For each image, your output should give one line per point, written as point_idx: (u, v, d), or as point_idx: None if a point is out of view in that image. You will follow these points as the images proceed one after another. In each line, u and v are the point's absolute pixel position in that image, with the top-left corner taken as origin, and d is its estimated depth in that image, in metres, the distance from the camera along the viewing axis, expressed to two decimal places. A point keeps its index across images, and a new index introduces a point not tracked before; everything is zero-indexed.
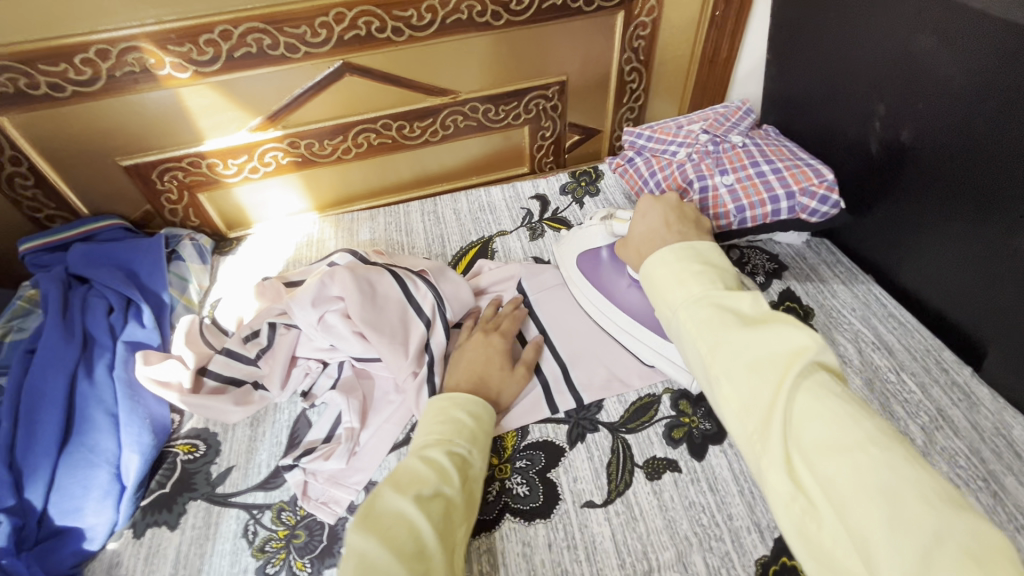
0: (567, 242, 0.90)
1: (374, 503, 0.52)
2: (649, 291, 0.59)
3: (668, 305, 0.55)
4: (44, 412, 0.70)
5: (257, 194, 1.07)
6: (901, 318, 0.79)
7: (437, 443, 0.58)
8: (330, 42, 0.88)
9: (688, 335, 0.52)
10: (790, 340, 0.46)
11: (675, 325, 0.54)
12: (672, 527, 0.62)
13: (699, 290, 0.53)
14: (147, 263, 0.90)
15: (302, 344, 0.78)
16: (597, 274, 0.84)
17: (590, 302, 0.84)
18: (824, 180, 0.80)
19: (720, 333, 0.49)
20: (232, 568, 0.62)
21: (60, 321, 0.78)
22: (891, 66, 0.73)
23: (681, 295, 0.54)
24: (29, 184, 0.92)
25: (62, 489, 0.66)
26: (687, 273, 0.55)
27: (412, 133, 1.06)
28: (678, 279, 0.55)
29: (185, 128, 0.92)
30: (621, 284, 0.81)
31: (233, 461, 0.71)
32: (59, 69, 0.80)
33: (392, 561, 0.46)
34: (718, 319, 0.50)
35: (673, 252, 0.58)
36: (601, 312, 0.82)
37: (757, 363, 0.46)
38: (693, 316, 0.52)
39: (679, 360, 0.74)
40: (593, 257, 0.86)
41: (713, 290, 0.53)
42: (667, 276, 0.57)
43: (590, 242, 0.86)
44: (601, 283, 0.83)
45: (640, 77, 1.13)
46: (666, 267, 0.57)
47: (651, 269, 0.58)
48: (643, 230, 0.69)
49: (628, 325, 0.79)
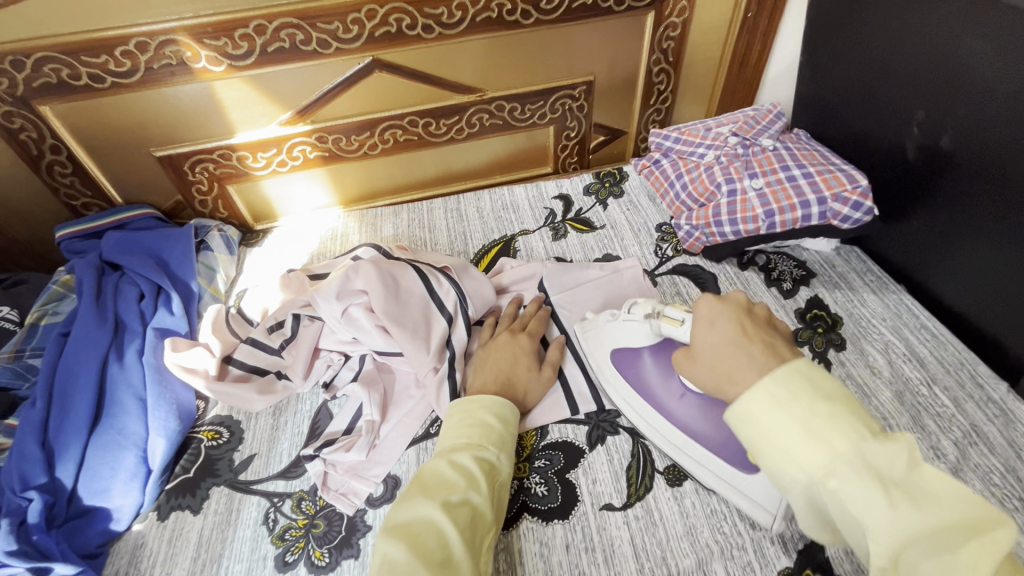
0: (597, 331, 0.77)
1: (404, 509, 0.52)
2: (749, 433, 0.46)
3: (804, 470, 0.42)
4: (76, 394, 0.72)
5: (284, 188, 1.08)
6: (934, 330, 0.77)
7: (465, 448, 0.58)
8: (361, 38, 0.89)
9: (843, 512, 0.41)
10: (979, 530, 0.37)
11: (814, 490, 0.42)
12: (693, 535, 0.61)
13: (847, 447, 0.41)
14: (177, 253, 0.92)
15: (325, 337, 0.79)
16: (640, 376, 0.71)
17: (630, 406, 0.70)
18: (858, 186, 0.78)
19: (894, 522, 0.38)
20: (253, 555, 0.62)
21: (93, 306, 0.80)
22: (933, 70, 0.71)
23: (823, 456, 0.42)
24: (67, 172, 0.94)
25: (91, 470, 0.67)
26: (817, 421, 0.43)
27: (438, 130, 1.07)
28: (808, 431, 0.43)
29: (217, 120, 0.94)
30: (674, 389, 0.68)
31: (255, 449, 0.72)
32: (99, 60, 0.82)
33: (419, 568, 0.46)
34: (883, 497, 0.39)
35: (782, 385, 0.46)
36: (649, 424, 0.68)
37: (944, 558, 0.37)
38: (846, 491, 0.40)
39: (755, 494, 0.60)
40: (632, 355, 0.73)
41: (863, 444, 0.41)
42: (790, 423, 0.44)
43: (630, 337, 0.72)
44: (648, 391, 0.69)
45: (668, 79, 1.12)
46: (787, 409, 0.44)
47: (761, 407, 0.46)
48: (715, 342, 0.55)
49: (685, 445, 0.65)
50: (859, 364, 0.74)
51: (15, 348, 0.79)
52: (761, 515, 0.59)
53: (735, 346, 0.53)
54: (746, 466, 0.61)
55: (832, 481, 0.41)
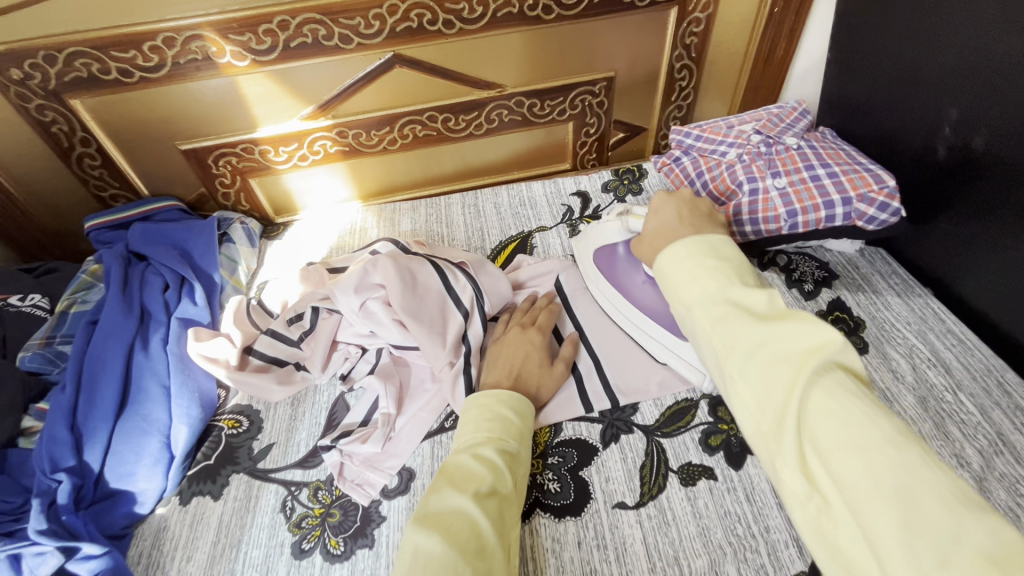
0: (584, 234, 0.90)
1: (433, 501, 0.53)
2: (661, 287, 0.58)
3: (684, 304, 0.54)
4: (103, 379, 0.74)
5: (304, 182, 1.10)
6: (961, 335, 0.75)
7: (488, 441, 0.59)
8: (382, 33, 0.89)
9: (706, 334, 0.51)
10: (808, 337, 0.45)
11: (691, 323, 0.53)
12: (706, 535, 0.60)
13: (715, 287, 0.52)
14: (200, 244, 0.94)
15: (343, 330, 0.79)
16: (612, 267, 0.84)
17: (600, 291, 0.84)
18: (885, 187, 0.76)
19: (737, 331, 0.48)
20: (270, 541, 0.64)
21: (120, 295, 0.83)
22: (969, 67, 0.69)
23: (697, 291, 0.53)
24: (96, 164, 0.97)
25: (117, 454, 0.70)
26: (701, 270, 0.54)
27: (457, 126, 1.07)
28: (691, 275, 0.54)
29: (240, 115, 0.95)
30: (636, 278, 0.80)
31: (274, 439, 0.74)
32: (128, 55, 0.84)
33: (458, 558, 0.46)
34: (733, 315, 0.49)
35: (685, 245, 0.57)
36: (614, 304, 0.82)
37: (769, 356, 0.45)
38: (707, 316, 0.51)
39: (688, 357, 0.73)
40: (609, 251, 0.85)
41: (729, 287, 0.51)
42: (683, 272, 0.55)
43: (608, 236, 0.85)
44: (616, 279, 0.82)
45: (690, 75, 1.11)
46: (682, 262, 0.56)
47: (666, 264, 0.57)
48: (655, 226, 0.67)
49: (639, 321, 0.79)
50: (881, 368, 0.72)
51: (46, 335, 0.82)
52: (689, 371, 0.73)
53: (669, 229, 0.64)
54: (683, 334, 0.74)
55: (700, 310, 0.52)
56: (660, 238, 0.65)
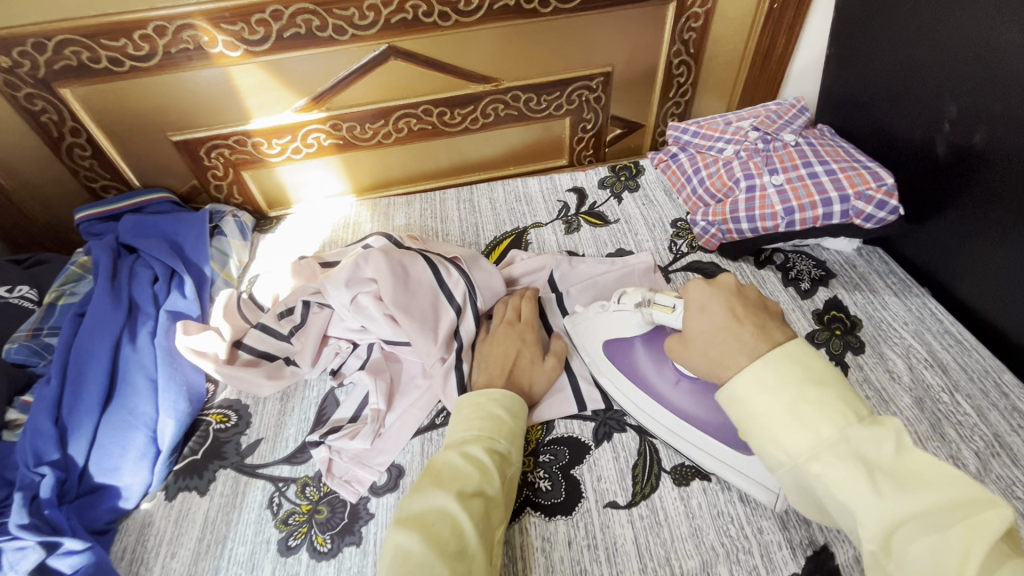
0: (587, 323, 0.76)
1: (416, 499, 0.52)
2: (740, 416, 0.49)
3: (788, 453, 0.45)
4: (89, 372, 0.73)
5: (298, 175, 1.08)
6: (958, 335, 0.74)
7: (477, 439, 0.58)
8: (376, 24, 0.88)
9: (828, 494, 0.43)
10: (968, 509, 0.38)
11: (801, 473, 0.45)
12: (698, 536, 0.59)
13: (832, 433, 0.43)
14: (191, 237, 0.92)
15: (335, 324, 0.79)
16: (632, 365, 0.71)
17: (624, 395, 0.71)
18: (884, 184, 0.75)
19: (874, 504, 0.40)
20: (257, 538, 0.63)
21: (108, 287, 0.82)
22: (969, 63, 0.68)
23: (806, 441, 0.44)
24: (86, 154, 0.96)
25: (102, 448, 0.69)
26: (804, 407, 0.45)
27: (453, 120, 1.06)
28: (792, 416, 0.45)
29: (233, 106, 0.94)
30: (667, 376, 0.68)
31: (261, 434, 0.73)
32: (119, 44, 0.83)
33: (435, 560, 0.46)
34: (863, 479, 0.41)
35: (770, 369, 0.47)
36: (646, 412, 0.69)
37: (922, 534, 0.39)
38: (826, 473, 0.43)
39: (751, 473, 0.61)
40: (624, 345, 0.73)
41: (848, 431, 0.43)
42: (775, 408, 0.46)
43: (622, 327, 0.72)
44: (643, 380, 0.70)
45: (688, 71, 1.10)
46: (771, 393, 0.47)
47: (748, 393, 0.48)
48: (709, 330, 0.53)
49: (681, 428, 0.66)
50: (877, 368, 0.71)
51: (33, 327, 0.80)
52: (761, 493, 0.60)
53: (727, 333, 0.51)
54: (741, 446, 0.61)
55: (814, 464, 0.44)
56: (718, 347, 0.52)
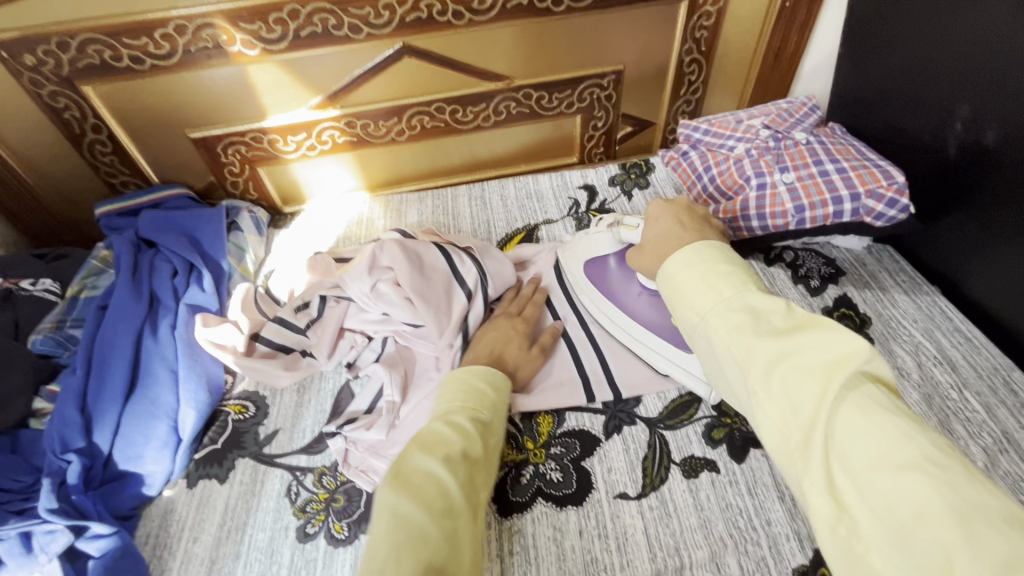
0: (570, 248, 0.87)
1: (403, 462, 0.52)
2: (666, 291, 0.56)
3: (697, 311, 0.52)
4: (113, 362, 0.75)
5: (313, 172, 1.10)
6: (968, 333, 0.74)
7: (461, 410, 0.59)
8: (391, 23, 0.90)
9: (721, 344, 0.49)
10: (833, 347, 0.44)
11: (704, 331, 0.51)
12: (707, 527, 0.61)
13: (732, 294, 0.50)
14: (209, 232, 0.94)
15: (352, 316, 0.80)
16: (604, 280, 0.81)
17: (595, 307, 0.80)
18: (894, 183, 0.76)
19: (757, 344, 0.46)
20: (275, 525, 0.65)
21: (130, 281, 0.84)
22: (983, 62, 0.68)
23: (711, 300, 0.51)
24: (107, 151, 0.98)
25: (125, 437, 0.71)
26: (714, 278, 0.52)
27: (465, 118, 1.07)
28: (705, 285, 0.52)
29: (249, 103, 0.96)
30: (632, 290, 0.78)
31: (279, 425, 0.74)
32: (140, 42, 0.84)
33: (420, 517, 0.47)
34: (750, 326, 0.47)
35: (695, 253, 0.55)
36: (612, 320, 0.79)
37: (794, 369, 0.44)
38: (722, 325, 0.49)
39: (695, 370, 0.71)
40: (599, 263, 0.82)
41: (746, 294, 0.49)
42: (694, 279, 0.53)
43: (599, 247, 0.83)
44: (611, 291, 0.80)
45: (699, 69, 1.10)
46: (691, 269, 0.54)
47: (673, 270, 0.55)
48: (656, 233, 0.66)
49: (639, 334, 0.76)
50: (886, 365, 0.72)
51: (57, 319, 0.83)
52: (697, 386, 0.71)
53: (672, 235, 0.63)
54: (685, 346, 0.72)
55: (715, 319, 0.50)
56: (664, 244, 0.63)
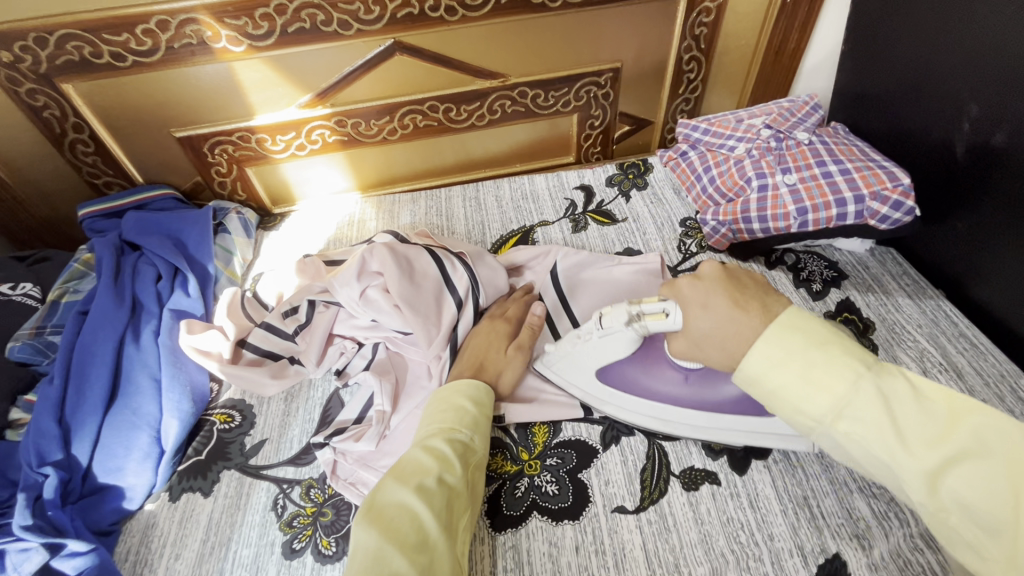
0: (566, 358, 0.71)
1: (378, 495, 0.52)
2: (757, 395, 0.49)
3: (814, 418, 0.46)
4: (93, 371, 0.73)
5: (303, 172, 1.07)
6: (974, 339, 0.72)
7: (439, 432, 0.59)
8: (382, 19, 0.87)
9: (861, 450, 0.44)
10: (995, 445, 0.39)
11: (829, 436, 0.46)
12: (708, 542, 0.59)
13: (847, 390, 0.44)
14: (194, 234, 0.92)
15: (341, 322, 0.78)
16: (632, 380, 0.68)
17: (642, 414, 0.68)
18: (900, 184, 0.73)
19: (909, 455, 0.41)
20: (261, 540, 0.62)
21: (112, 285, 0.81)
22: (991, 60, 0.66)
23: (826, 404, 0.45)
24: (89, 150, 0.95)
25: (106, 449, 0.68)
26: (815, 371, 0.45)
27: (459, 116, 1.05)
28: (808, 383, 0.45)
29: (236, 101, 0.93)
30: (669, 377, 0.66)
31: (266, 434, 0.72)
32: (121, 39, 0.82)
33: (392, 551, 0.46)
34: (891, 434, 0.42)
35: (773, 345, 0.47)
36: (666, 418, 0.67)
37: (966, 476, 0.39)
38: (853, 429, 0.44)
39: (782, 431, 0.63)
40: (612, 364, 0.69)
41: (863, 384, 0.44)
42: (792, 379, 0.46)
43: (611, 351, 0.67)
44: (648, 391, 0.67)
45: (698, 67, 1.08)
46: (782, 368, 0.47)
47: (752, 370, 0.48)
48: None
49: (707, 420, 0.65)
50: None
51: (36, 325, 0.80)
52: (796, 443, 0.63)
53: None
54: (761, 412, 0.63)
55: (841, 423, 0.45)
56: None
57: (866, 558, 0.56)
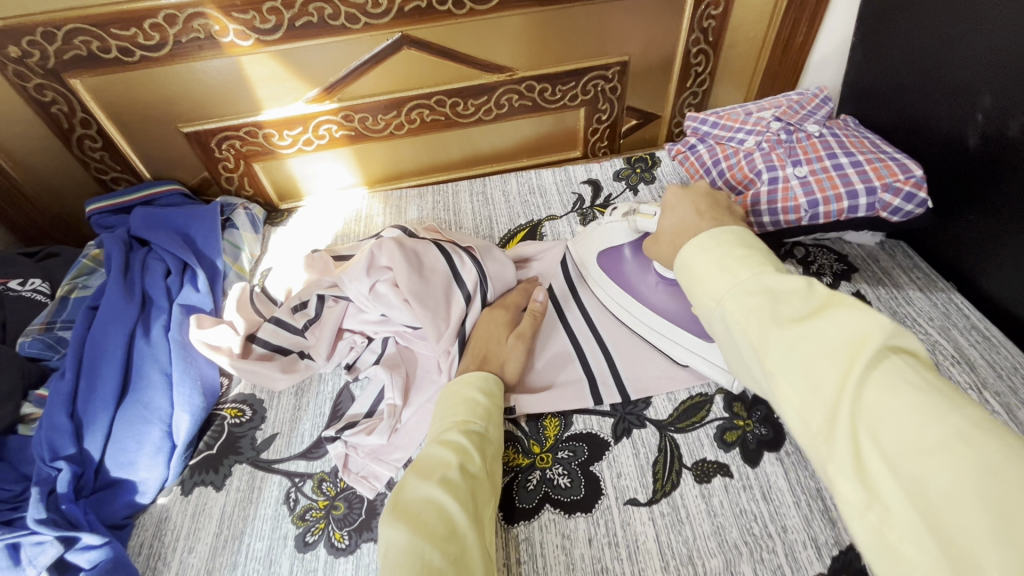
0: (583, 239, 0.88)
1: (402, 494, 0.52)
2: (684, 281, 0.53)
3: (713, 297, 0.49)
4: (104, 365, 0.73)
5: (309, 167, 1.07)
6: (985, 331, 0.72)
7: (454, 426, 0.59)
8: (390, 13, 0.87)
9: (737, 329, 0.46)
10: (849, 327, 0.41)
11: (722, 318, 0.48)
12: (721, 534, 0.58)
13: (746, 275, 0.47)
14: (203, 229, 0.92)
15: (351, 317, 0.78)
16: (620, 271, 0.81)
17: (613, 301, 0.80)
18: (912, 176, 0.73)
19: (771, 328, 0.43)
20: (274, 534, 0.62)
21: (122, 280, 0.81)
22: (1006, 50, 0.66)
23: (727, 283, 0.48)
24: (97, 146, 0.95)
25: (118, 443, 0.68)
26: (728, 261, 0.49)
27: (466, 111, 1.05)
28: (720, 268, 0.49)
29: (243, 97, 0.93)
30: (649, 279, 0.79)
31: (277, 429, 0.72)
32: (129, 33, 0.81)
33: (424, 544, 0.46)
34: (765, 311, 0.44)
35: (710, 240, 0.52)
36: (627, 311, 0.79)
37: (813, 352, 0.41)
38: (737, 307, 0.46)
39: (716, 360, 0.70)
40: (614, 254, 0.83)
41: (762, 273, 0.46)
42: (710, 265, 0.50)
43: (611, 238, 0.84)
44: (625, 281, 0.80)
45: (706, 61, 1.07)
46: (707, 255, 0.51)
47: (687, 257, 0.53)
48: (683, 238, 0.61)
49: (655, 323, 0.76)
50: None
51: (46, 321, 0.80)
52: (720, 374, 0.69)
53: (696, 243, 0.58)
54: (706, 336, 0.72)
55: (730, 302, 0.47)
56: None
57: None
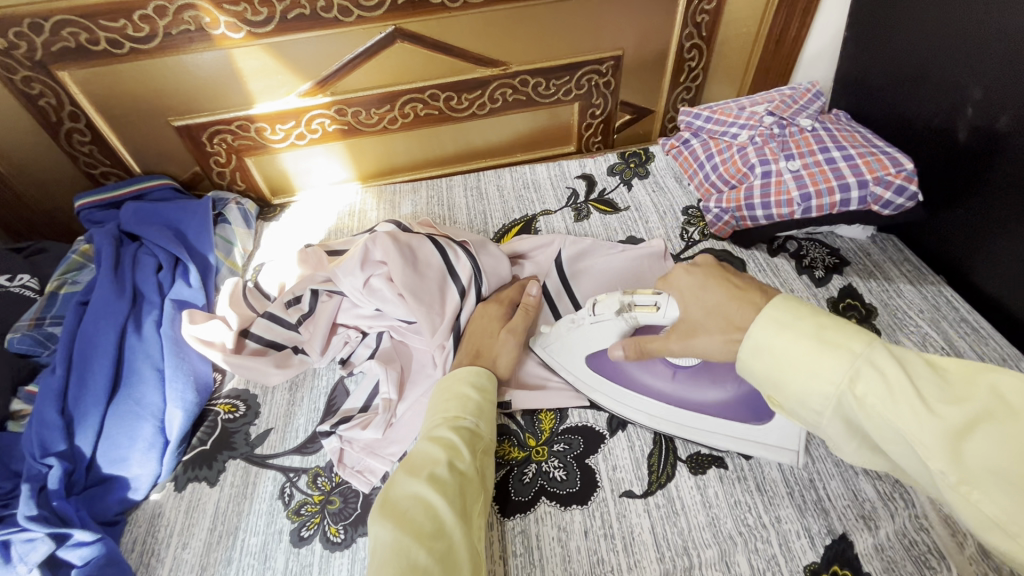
0: (560, 341, 0.71)
1: (390, 489, 0.52)
2: (762, 366, 0.47)
3: (828, 382, 0.42)
4: (95, 360, 0.72)
5: (302, 162, 1.06)
6: (975, 323, 0.72)
7: (444, 421, 0.59)
8: (383, 6, 0.86)
9: (872, 415, 0.40)
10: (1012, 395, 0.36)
11: (845, 404, 0.42)
12: (716, 525, 0.59)
13: (859, 349, 0.42)
14: (195, 224, 0.91)
15: (345, 311, 0.78)
16: (621, 370, 0.68)
17: (630, 406, 0.68)
18: (903, 170, 0.74)
19: (922, 410, 0.38)
20: (269, 529, 0.62)
21: (112, 275, 0.80)
22: (994, 44, 0.67)
23: (839, 365, 0.42)
24: (85, 140, 0.93)
25: (109, 439, 0.68)
26: (824, 335, 0.44)
27: (459, 105, 1.04)
28: (817, 345, 0.44)
29: (235, 90, 0.92)
30: (661, 373, 0.66)
31: (271, 424, 0.72)
32: (117, 25, 0.80)
33: (410, 542, 0.46)
34: (907, 391, 0.39)
35: (782, 311, 0.47)
36: (651, 412, 0.67)
37: (989, 432, 0.35)
38: (866, 390, 0.41)
39: (771, 440, 0.62)
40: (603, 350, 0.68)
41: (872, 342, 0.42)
42: (798, 342, 0.45)
43: (601, 338, 0.67)
44: (635, 382, 0.67)
45: (699, 55, 1.08)
46: (788, 331, 0.46)
47: (760, 339, 0.47)
48: None
49: (689, 419, 0.65)
50: None
51: (35, 316, 0.79)
52: (782, 455, 0.62)
53: None
54: (755, 419, 0.62)
55: (855, 385, 0.41)
56: None
57: (872, 538, 0.56)
